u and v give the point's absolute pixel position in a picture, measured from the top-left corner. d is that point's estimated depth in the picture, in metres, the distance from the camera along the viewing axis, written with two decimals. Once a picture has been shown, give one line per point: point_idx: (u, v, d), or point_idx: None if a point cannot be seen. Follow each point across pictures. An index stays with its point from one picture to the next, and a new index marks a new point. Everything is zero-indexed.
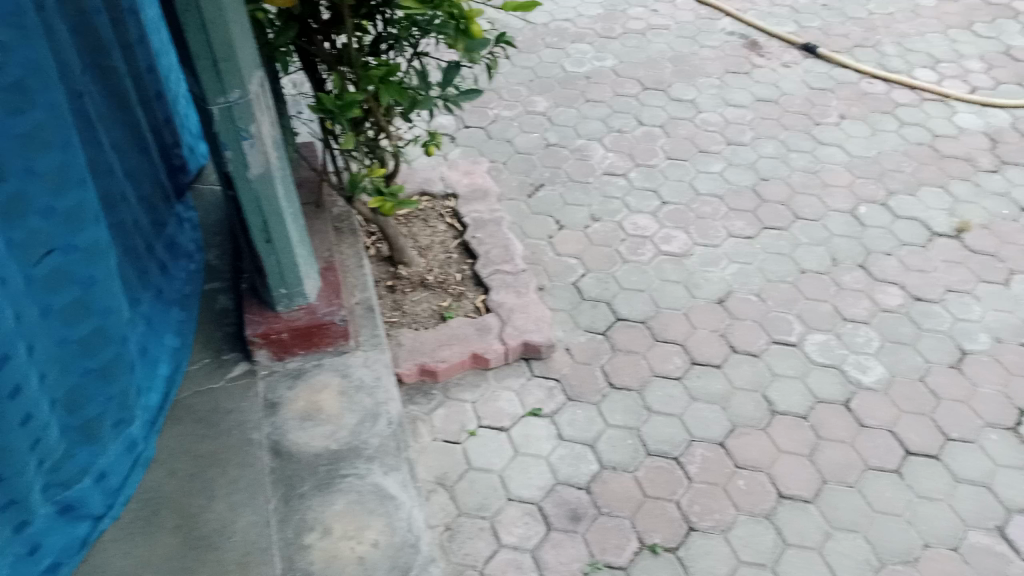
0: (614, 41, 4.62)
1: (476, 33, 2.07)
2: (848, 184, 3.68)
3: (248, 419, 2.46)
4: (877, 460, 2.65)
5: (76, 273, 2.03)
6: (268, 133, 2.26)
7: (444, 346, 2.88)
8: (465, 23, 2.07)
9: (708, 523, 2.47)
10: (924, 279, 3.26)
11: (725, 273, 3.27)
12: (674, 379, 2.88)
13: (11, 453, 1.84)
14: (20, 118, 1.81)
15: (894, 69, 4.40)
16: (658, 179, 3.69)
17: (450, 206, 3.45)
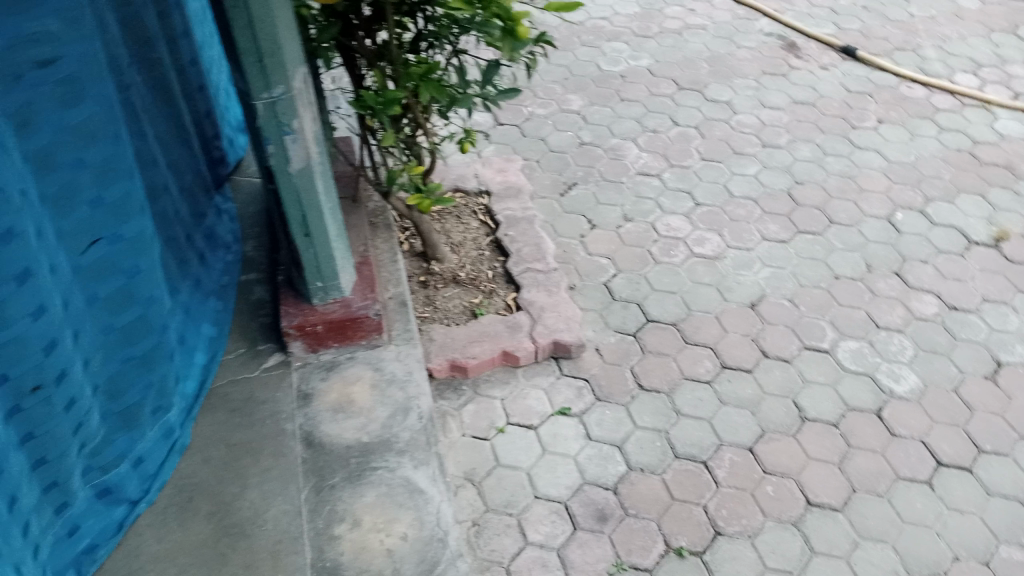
0: (650, 40, 4.60)
1: (521, 36, 2.08)
2: (885, 190, 3.63)
3: (282, 410, 2.50)
4: (908, 470, 2.63)
5: (120, 263, 2.08)
6: (310, 128, 2.29)
7: (475, 343, 2.90)
8: (508, 24, 2.08)
9: (735, 528, 2.47)
10: (961, 288, 3.22)
11: (758, 277, 3.25)
12: (704, 382, 2.88)
13: (56, 437, 1.87)
14: (73, 109, 1.85)
15: (935, 73, 4.34)
16: (692, 180, 3.68)
17: (483, 203, 3.47)
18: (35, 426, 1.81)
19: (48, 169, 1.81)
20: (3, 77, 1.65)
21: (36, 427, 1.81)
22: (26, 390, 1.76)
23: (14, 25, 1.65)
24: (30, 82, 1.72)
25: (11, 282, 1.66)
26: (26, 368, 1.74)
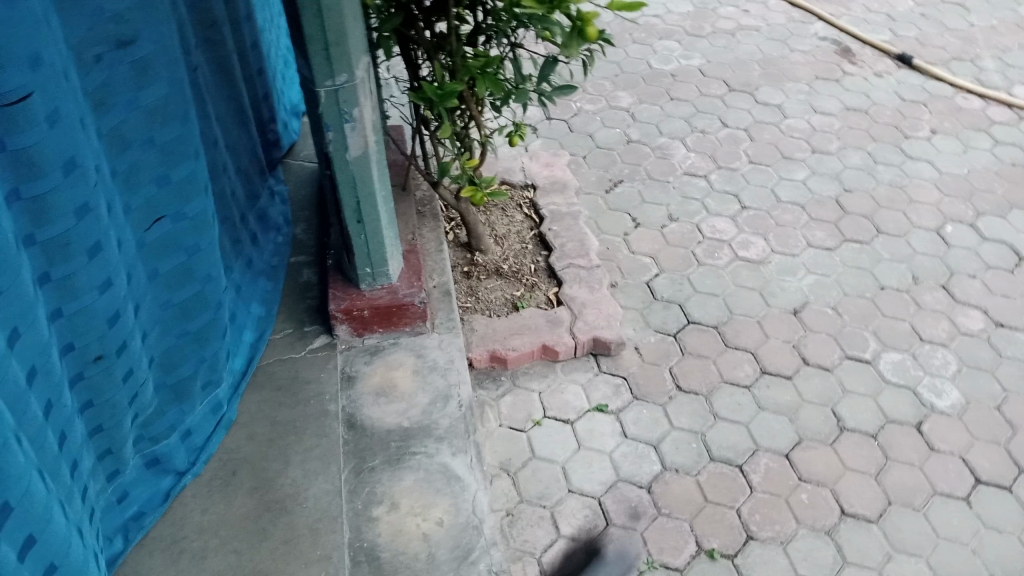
0: (702, 40, 4.58)
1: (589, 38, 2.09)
2: (935, 202, 3.58)
3: (326, 391, 2.55)
4: (945, 486, 2.61)
5: (182, 241, 2.14)
6: (369, 117, 2.33)
7: (516, 335, 2.92)
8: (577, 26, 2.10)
9: (767, 533, 2.47)
10: (1009, 305, 3.17)
11: (802, 284, 3.24)
12: (743, 387, 2.88)
13: (114, 405, 1.93)
14: (148, 91, 1.91)
15: (992, 85, 4.26)
16: (740, 183, 3.66)
17: (528, 196, 3.49)
18: (95, 394, 1.87)
19: (120, 146, 1.89)
20: (84, 57, 1.72)
21: (96, 395, 1.87)
22: (90, 358, 1.81)
23: (98, 7, 1.72)
24: (108, 63, 1.79)
25: (84, 254, 1.71)
26: (90, 339, 1.79)
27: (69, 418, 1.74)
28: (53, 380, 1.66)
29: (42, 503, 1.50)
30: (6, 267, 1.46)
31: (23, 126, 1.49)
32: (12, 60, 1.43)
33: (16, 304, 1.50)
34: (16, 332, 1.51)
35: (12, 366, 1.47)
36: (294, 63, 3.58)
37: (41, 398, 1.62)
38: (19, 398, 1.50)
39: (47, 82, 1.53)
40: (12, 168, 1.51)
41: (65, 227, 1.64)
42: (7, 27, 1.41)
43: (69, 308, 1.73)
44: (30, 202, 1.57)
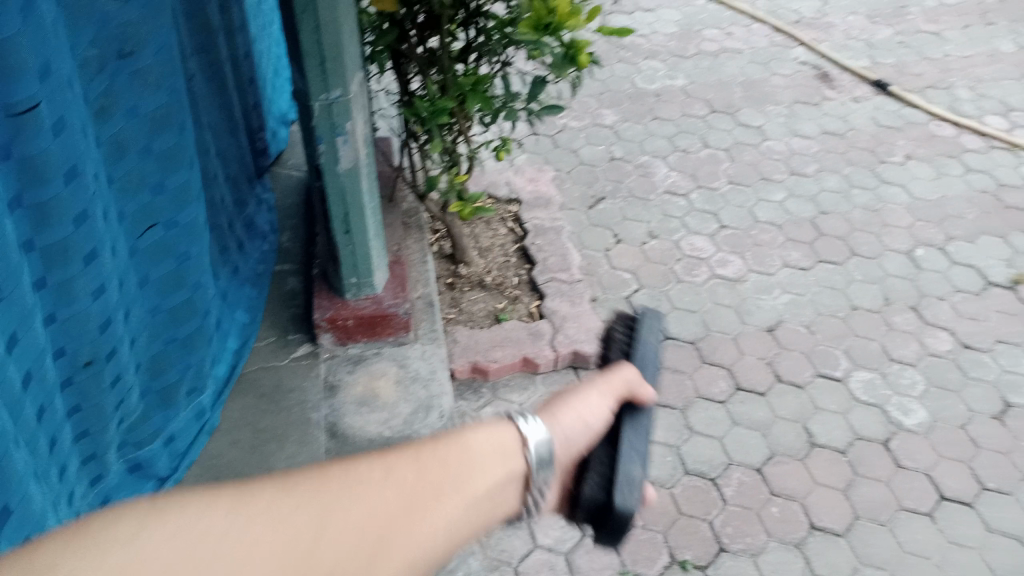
0: (687, 61, 4.67)
1: (580, 64, 2.15)
2: (908, 226, 3.69)
3: (308, 399, 2.59)
4: (911, 502, 2.69)
5: (174, 248, 2.18)
6: (361, 131, 2.38)
7: (497, 347, 2.98)
8: (571, 52, 2.16)
9: (739, 545, 2.54)
10: (976, 327, 3.27)
11: (778, 302, 3.32)
12: (718, 402, 2.94)
13: (103, 409, 1.95)
14: (148, 99, 1.96)
15: (965, 113, 4.39)
16: (719, 203, 3.74)
17: (512, 210, 3.55)
18: (84, 399, 1.89)
19: (118, 154, 1.93)
20: (89, 66, 1.77)
21: (84, 400, 1.89)
22: (80, 363, 1.83)
23: (102, 16, 1.78)
24: (110, 72, 1.84)
25: (80, 261, 1.74)
26: (82, 344, 1.82)
27: (59, 422, 1.77)
28: (46, 385, 1.69)
29: (39, 508, 1.55)
30: (8, 272, 1.50)
31: (31, 134, 1.53)
32: (24, 69, 1.48)
33: (17, 308, 1.54)
34: (15, 335, 1.54)
35: (10, 369, 1.51)
36: (284, 72, 3.62)
37: (34, 401, 1.65)
38: (15, 402, 1.53)
39: (53, 91, 1.58)
40: (17, 174, 1.55)
41: (64, 234, 1.68)
42: (21, 38, 1.46)
43: (63, 313, 1.75)
44: (32, 209, 1.61)
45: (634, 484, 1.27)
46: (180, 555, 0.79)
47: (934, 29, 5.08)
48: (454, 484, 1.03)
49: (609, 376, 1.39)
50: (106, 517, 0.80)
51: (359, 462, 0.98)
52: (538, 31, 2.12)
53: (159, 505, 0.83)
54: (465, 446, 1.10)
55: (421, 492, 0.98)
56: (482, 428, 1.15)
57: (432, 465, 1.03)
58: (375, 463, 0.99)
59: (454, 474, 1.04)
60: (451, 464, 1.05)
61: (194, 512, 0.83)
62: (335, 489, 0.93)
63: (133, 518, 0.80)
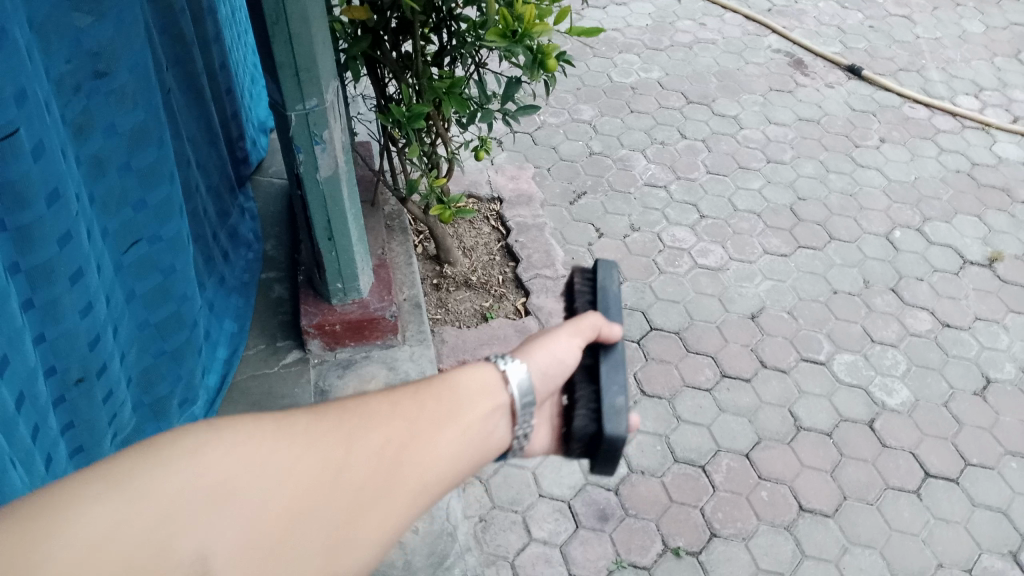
0: (661, 53, 4.71)
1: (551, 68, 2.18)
2: (884, 209, 3.75)
3: (300, 405, 2.60)
4: (897, 480, 2.74)
5: (159, 262, 2.20)
6: (339, 138, 2.41)
7: (484, 345, 3.00)
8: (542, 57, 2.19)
9: (730, 531, 2.58)
10: (954, 306, 3.33)
11: (759, 290, 3.36)
12: (704, 390, 2.99)
13: (96, 425, 1.97)
14: (126, 117, 1.98)
15: (937, 95, 4.45)
16: (698, 193, 3.79)
17: (494, 209, 3.58)
18: (77, 415, 1.91)
19: (98, 172, 1.95)
20: (65, 88, 1.79)
21: (76, 416, 1.91)
22: (71, 380, 1.85)
23: (75, 37, 1.79)
24: (86, 92, 1.86)
25: (66, 280, 1.75)
26: (72, 361, 1.83)
27: (54, 440, 1.79)
28: (39, 404, 1.70)
29: None
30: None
31: (10, 159, 1.54)
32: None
33: (6, 331, 1.55)
34: (5, 358, 1.56)
35: (2, 392, 1.52)
36: (261, 79, 3.63)
37: (28, 421, 1.66)
38: (8, 422, 1.55)
39: (31, 115, 1.59)
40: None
41: (49, 254, 1.69)
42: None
43: (52, 332, 1.77)
44: (16, 231, 1.62)
45: (619, 411, 1.31)
46: (210, 480, 0.78)
47: (903, 12, 5.14)
48: (456, 415, 1.03)
49: (578, 320, 1.40)
50: (127, 453, 0.79)
51: (365, 397, 0.98)
52: (508, 37, 2.15)
53: (180, 436, 0.81)
54: (452, 383, 1.09)
55: (428, 422, 0.99)
56: (469, 367, 1.15)
57: (433, 398, 1.03)
58: (378, 397, 0.98)
59: (455, 407, 1.05)
60: (450, 398, 1.06)
61: (216, 440, 0.82)
62: (348, 420, 0.93)
63: (157, 449, 0.79)
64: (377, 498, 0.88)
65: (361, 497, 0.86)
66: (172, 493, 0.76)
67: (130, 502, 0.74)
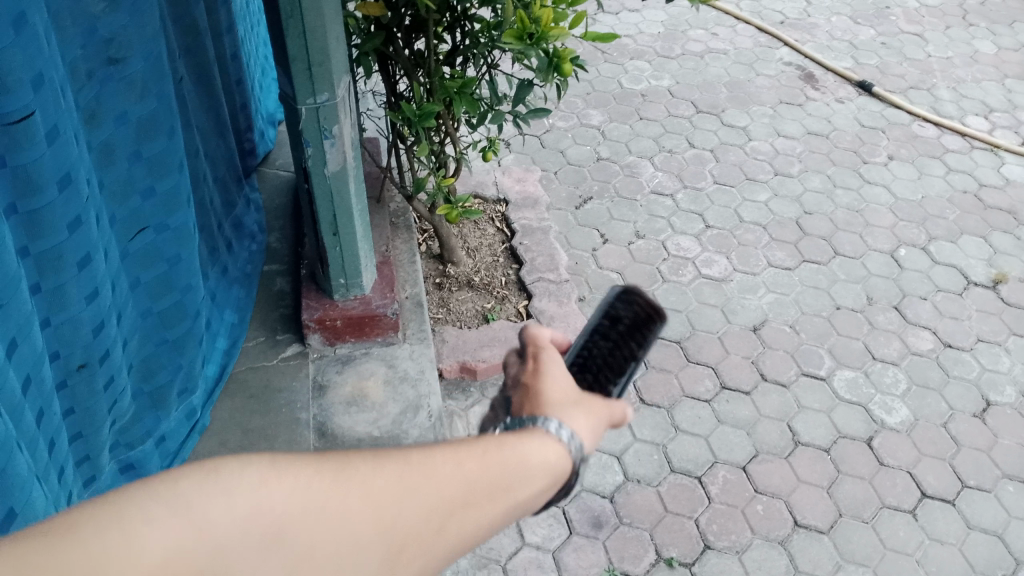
0: (672, 62, 4.70)
1: (565, 73, 2.17)
2: (890, 226, 3.74)
3: (297, 399, 2.59)
4: (893, 499, 2.73)
5: (164, 251, 2.20)
6: (348, 133, 2.40)
7: (485, 347, 2.99)
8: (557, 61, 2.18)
9: (724, 543, 2.57)
10: (957, 326, 3.33)
11: (762, 302, 3.36)
12: (703, 401, 2.98)
13: (96, 413, 1.95)
14: (138, 105, 1.98)
15: (946, 114, 4.45)
16: (704, 203, 3.78)
17: (500, 210, 3.57)
18: (78, 402, 1.89)
19: (107, 159, 1.94)
20: (79, 75, 1.78)
21: (77, 403, 1.88)
22: (74, 366, 1.83)
23: (89, 25, 1.79)
24: (98, 79, 1.86)
25: (73, 267, 1.74)
26: (76, 348, 1.82)
27: (57, 426, 1.78)
28: (44, 390, 1.69)
29: (41, 509, 1.58)
30: (6, 282, 1.51)
31: (24, 144, 1.54)
32: (17, 80, 1.48)
33: (15, 316, 1.55)
34: (14, 342, 1.56)
35: (10, 375, 1.51)
36: (271, 72, 3.63)
37: (33, 407, 1.65)
38: (15, 407, 1.54)
39: (46, 101, 1.58)
40: (9, 184, 1.56)
41: (59, 240, 1.69)
42: (14, 51, 1.47)
43: (57, 318, 1.75)
44: (26, 217, 1.61)
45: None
46: (266, 519, 0.77)
47: (916, 30, 5.14)
48: (514, 487, 1.00)
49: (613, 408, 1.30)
50: (194, 470, 0.78)
51: (431, 448, 0.96)
52: (523, 40, 2.14)
53: (248, 466, 0.80)
54: (525, 446, 1.06)
55: (485, 491, 0.96)
56: (539, 434, 1.10)
57: (495, 466, 1.00)
58: (445, 453, 0.96)
59: (514, 476, 1.01)
60: (513, 465, 1.02)
61: (280, 480, 0.81)
62: (411, 473, 0.90)
63: (224, 476, 0.78)
64: (419, 558, 0.87)
65: (404, 556, 0.85)
66: (229, 524, 0.75)
67: (191, 530, 0.73)
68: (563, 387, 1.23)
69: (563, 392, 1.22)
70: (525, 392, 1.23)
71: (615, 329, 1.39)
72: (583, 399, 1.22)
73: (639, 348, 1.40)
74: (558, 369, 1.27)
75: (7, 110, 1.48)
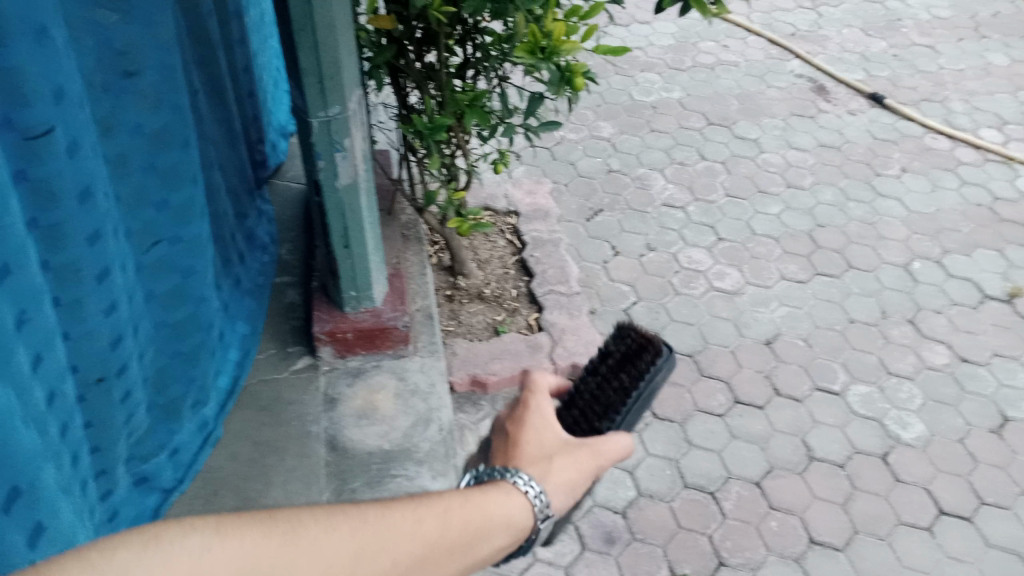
0: (683, 74, 4.70)
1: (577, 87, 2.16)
2: (904, 239, 3.71)
3: (308, 412, 2.58)
4: (909, 516, 2.69)
5: (178, 263, 2.19)
6: (360, 146, 2.39)
7: (496, 360, 2.97)
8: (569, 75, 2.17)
9: (738, 560, 2.54)
10: (972, 340, 3.29)
11: (775, 315, 3.33)
12: (716, 415, 2.95)
13: (113, 425, 1.93)
14: (153, 116, 1.98)
15: (959, 126, 4.43)
16: (716, 216, 3.76)
17: (510, 222, 3.57)
18: (96, 415, 1.87)
19: (122, 170, 1.94)
20: (94, 86, 1.79)
21: (94, 416, 1.87)
22: (92, 379, 1.82)
23: (104, 37, 1.79)
24: (114, 92, 1.86)
25: (92, 280, 1.74)
26: (94, 361, 1.81)
27: (80, 439, 1.77)
28: (67, 403, 1.69)
29: (69, 523, 1.56)
30: (30, 294, 1.51)
31: (46, 157, 1.53)
32: (39, 94, 1.48)
33: (40, 329, 1.55)
34: (39, 356, 1.56)
35: (34, 387, 1.50)
36: (283, 84, 3.64)
37: (58, 419, 1.65)
38: (39, 419, 1.52)
39: (67, 114, 1.58)
40: (31, 197, 1.55)
41: (78, 253, 1.68)
42: (36, 66, 1.47)
43: (75, 331, 1.74)
44: (46, 229, 1.60)
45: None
46: None
47: (928, 42, 5.12)
48: (464, 545, 1.09)
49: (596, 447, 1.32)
50: (155, 530, 0.88)
51: (389, 508, 1.05)
52: (536, 54, 2.14)
53: (205, 527, 0.90)
54: (483, 506, 1.15)
55: (436, 551, 1.05)
56: (502, 489, 1.19)
57: (449, 524, 1.08)
58: (396, 514, 1.04)
59: (466, 533, 1.10)
60: (466, 523, 1.11)
61: (231, 543, 0.90)
62: (358, 534, 0.99)
63: (168, 544, 0.86)
64: None
65: None
66: None
67: None
68: (542, 438, 1.31)
69: (539, 447, 1.29)
70: (506, 442, 1.31)
71: (604, 364, 1.48)
72: (558, 453, 1.28)
73: (627, 378, 1.44)
74: (541, 421, 1.33)
75: (30, 123, 1.48)
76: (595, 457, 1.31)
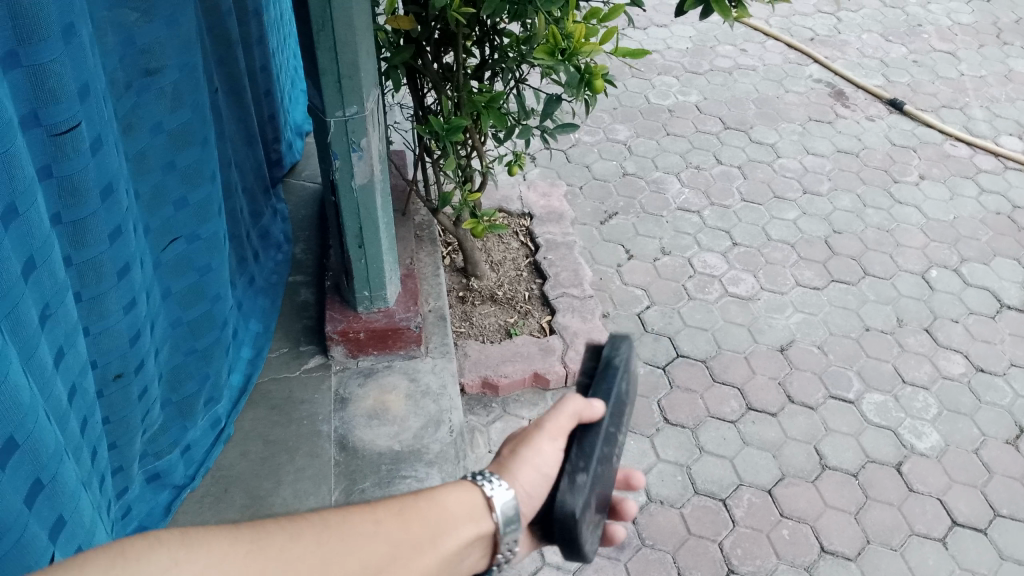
0: (700, 77, 4.68)
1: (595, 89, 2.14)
2: (922, 247, 3.68)
3: (319, 412, 2.58)
4: (922, 526, 2.67)
5: (195, 261, 2.20)
6: (376, 147, 2.39)
7: (507, 362, 2.96)
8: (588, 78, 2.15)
9: (748, 568, 2.52)
10: (989, 350, 3.25)
11: (790, 322, 3.31)
12: (729, 422, 2.93)
13: (130, 423, 1.94)
14: (173, 115, 2.00)
15: (979, 133, 4.38)
16: (732, 220, 3.74)
17: (524, 224, 3.56)
18: (113, 412, 1.89)
19: (142, 169, 1.96)
20: (117, 85, 1.81)
21: (112, 413, 1.88)
22: (110, 375, 1.84)
23: (128, 36, 1.81)
24: (136, 90, 1.88)
25: (113, 277, 1.75)
26: (112, 357, 1.82)
27: (99, 435, 1.77)
28: (88, 399, 1.70)
29: (89, 518, 1.57)
30: (54, 291, 1.52)
31: (71, 154, 1.54)
32: (67, 92, 1.49)
33: (63, 324, 1.56)
34: (61, 351, 1.57)
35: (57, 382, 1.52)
36: (300, 85, 3.66)
37: (79, 414, 1.66)
38: (61, 413, 1.53)
39: (91, 111, 1.60)
40: (56, 194, 1.56)
41: (100, 250, 1.69)
42: (66, 65, 1.49)
43: (96, 328, 1.75)
44: (70, 227, 1.61)
45: (580, 488, 1.26)
46: None
47: (948, 48, 5.08)
48: (430, 541, 1.07)
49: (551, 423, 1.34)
50: (104, 552, 0.82)
51: (350, 513, 1.02)
52: (554, 56, 2.12)
53: (160, 547, 0.85)
54: (441, 504, 1.13)
55: (403, 549, 1.03)
56: (457, 485, 1.18)
57: (410, 523, 1.06)
58: (356, 518, 1.02)
59: (428, 529, 1.08)
60: (427, 520, 1.09)
61: (191, 559, 0.86)
62: (321, 541, 0.97)
63: (133, 560, 0.83)
64: None
65: None
66: None
67: None
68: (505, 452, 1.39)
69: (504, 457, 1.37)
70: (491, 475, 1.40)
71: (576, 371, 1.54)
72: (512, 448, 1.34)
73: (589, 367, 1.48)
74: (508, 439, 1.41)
75: (58, 120, 1.49)
76: (547, 432, 1.33)
